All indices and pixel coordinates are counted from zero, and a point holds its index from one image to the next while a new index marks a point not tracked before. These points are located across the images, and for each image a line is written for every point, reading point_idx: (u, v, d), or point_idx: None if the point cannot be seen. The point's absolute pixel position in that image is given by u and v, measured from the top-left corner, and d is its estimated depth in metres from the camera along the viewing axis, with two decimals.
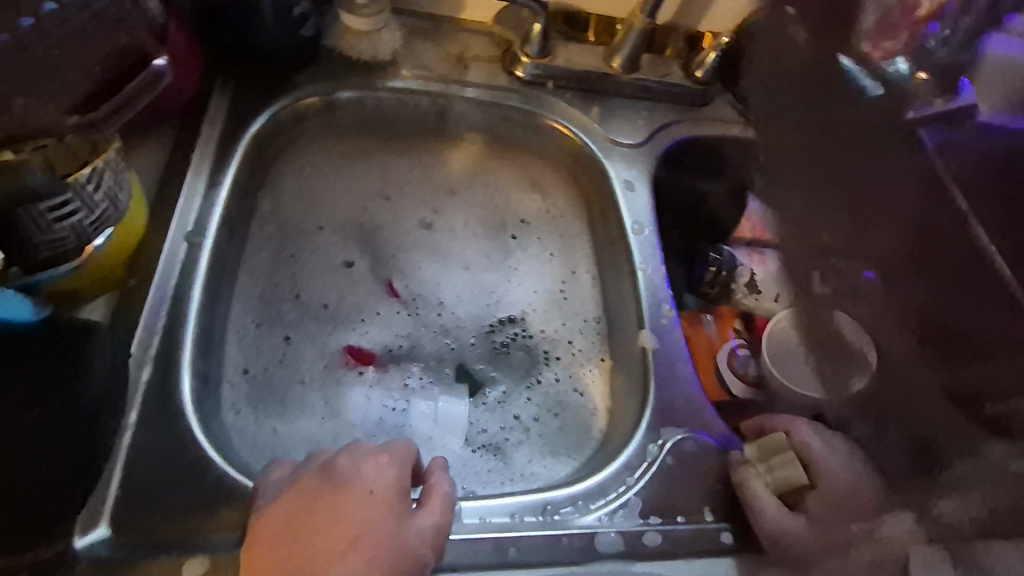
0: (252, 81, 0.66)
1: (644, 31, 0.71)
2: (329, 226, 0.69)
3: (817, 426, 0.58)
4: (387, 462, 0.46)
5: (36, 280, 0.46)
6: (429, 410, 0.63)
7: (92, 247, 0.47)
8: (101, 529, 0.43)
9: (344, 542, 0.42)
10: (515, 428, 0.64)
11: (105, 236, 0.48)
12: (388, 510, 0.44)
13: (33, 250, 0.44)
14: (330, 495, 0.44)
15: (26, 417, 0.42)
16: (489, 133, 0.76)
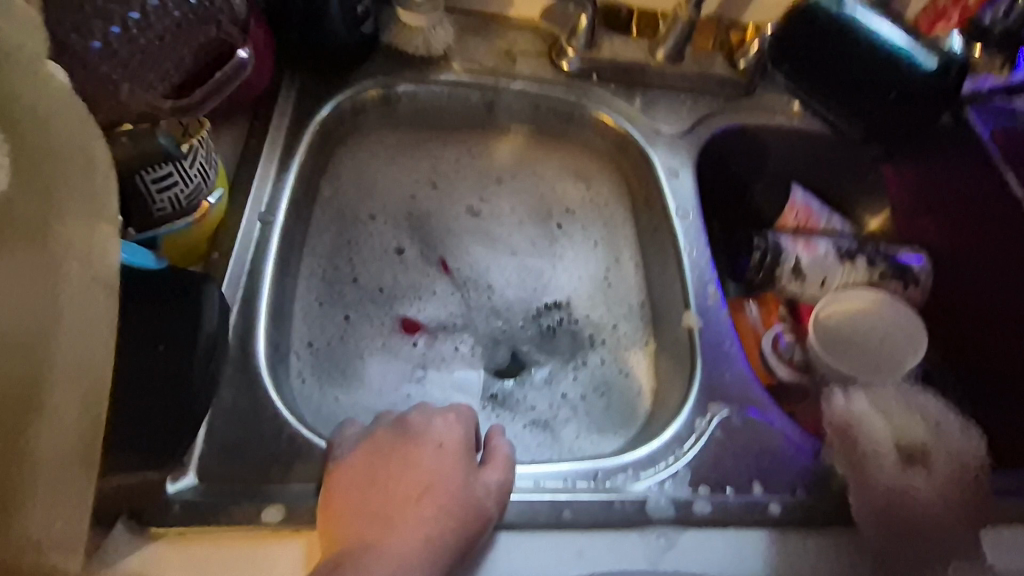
0: (317, 75, 0.71)
1: (689, 22, 0.75)
2: (383, 212, 0.73)
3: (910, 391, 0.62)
4: (455, 420, 0.51)
5: (154, 234, 0.52)
6: (444, 378, 0.65)
7: (207, 204, 0.55)
8: (190, 477, 0.46)
9: (415, 488, 0.46)
10: (564, 404, 0.66)
11: (216, 197, 0.56)
12: (457, 460, 0.48)
13: (149, 212, 0.51)
14: (401, 446, 0.49)
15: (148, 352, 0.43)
16: (534, 124, 0.79)
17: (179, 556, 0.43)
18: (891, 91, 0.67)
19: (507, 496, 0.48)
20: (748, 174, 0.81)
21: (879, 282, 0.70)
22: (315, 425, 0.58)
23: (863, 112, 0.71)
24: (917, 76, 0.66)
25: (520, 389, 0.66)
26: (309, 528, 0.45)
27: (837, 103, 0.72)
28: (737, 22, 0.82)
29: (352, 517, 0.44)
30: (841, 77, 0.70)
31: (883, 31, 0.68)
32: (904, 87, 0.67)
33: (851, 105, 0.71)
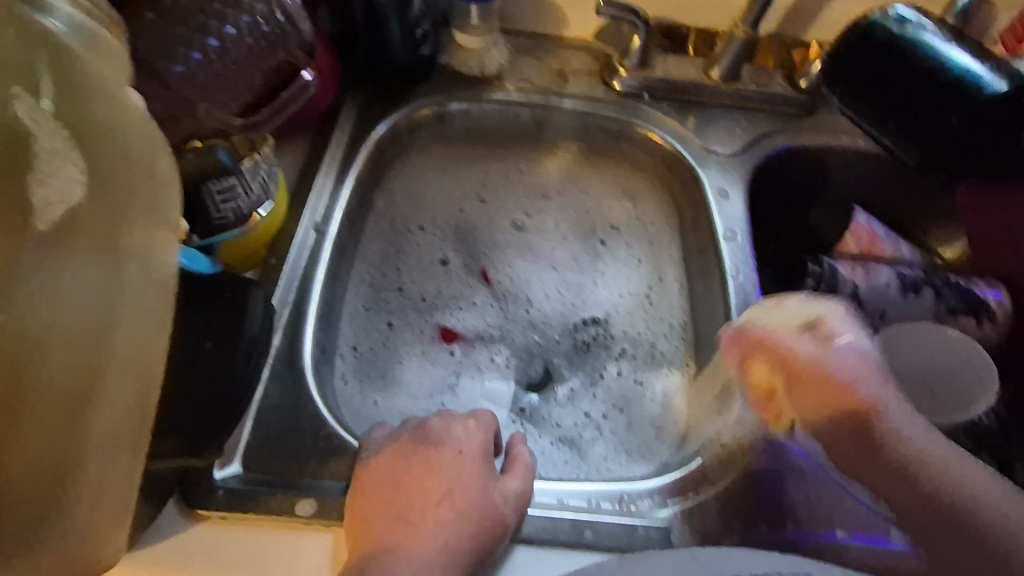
0: (379, 94, 0.75)
1: (745, 41, 0.74)
2: (430, 225, 0.76)
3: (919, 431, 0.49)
4: (474, 427, 0.53)
5: (212, 240, 0.55)
6: (475, 388, 0.67)
7: (257, 214, 0.57)
8: (235, 466, 0.50)
9: (437, 492, 0.48)
10: (589, 423, 0.65)
11: (266, 208, 0.58)
12: (476, 465, 0.50)
13: (211, 220, 0.53)
14: (425, 451, 0.50)
15: (203, 347, 0.47)
16: (584, 142, 0.80)
17: (219, 538, 0.47)
18: (951, 114, 0.53)
19: (528, 505, 0.49)
20: (808, 198, 0.80)
21: (945, 317, 0.69)
22: (353, 425, 0.60)
23: (911, 129, 0.56)
24: (974, 98, 0.53)
25: (548, 405, 0.66)
26: (336, 524, 0.48)
27: (894, 123, 0.57)
28: (798, 40, 0.79)
29: (376, 515, 0.46)
30: (893, 96, 0.56)
31: (938, 46, 0.55)
32: (967, 108, 0.53)
33: (898, 124, 0.57)
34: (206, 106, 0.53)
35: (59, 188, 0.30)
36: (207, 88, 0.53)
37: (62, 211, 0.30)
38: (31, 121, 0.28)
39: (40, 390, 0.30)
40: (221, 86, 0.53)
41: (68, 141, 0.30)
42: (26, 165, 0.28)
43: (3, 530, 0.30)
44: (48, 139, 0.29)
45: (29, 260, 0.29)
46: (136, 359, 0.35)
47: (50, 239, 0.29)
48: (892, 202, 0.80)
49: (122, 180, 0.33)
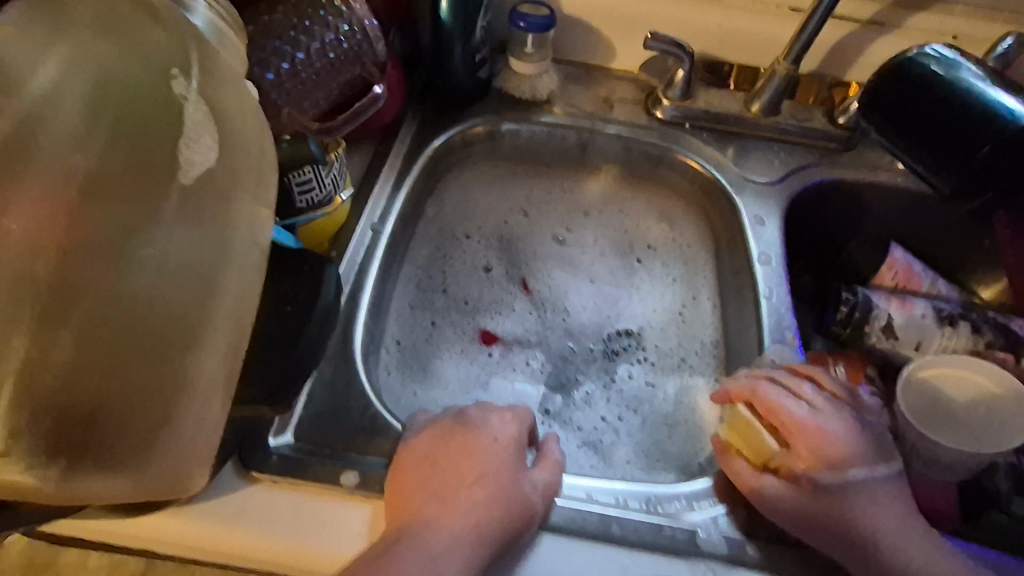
0: (437, 111, 0.81)
1: (785, 76, 0.78)
2: (476, 234, 0.80)
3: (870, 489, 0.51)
4: (511, 419, 0.55)
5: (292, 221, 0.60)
6: (508, 388, 0.70)
7: (339, 199, 0.63)
8: (287, 436, 0.53)
9: (471, 473, 0.50)
10: (608, 427, 0.67)
11: (346, 194, 0.64)
12: (510, 447, 0.53)
13: (292, 204, 0.59)
14: (463, 435, 0.53)
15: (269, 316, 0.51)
16: (626, 166, 0.84)
17: (270, 499, 0.50)
18: (982, 144, 0.56)
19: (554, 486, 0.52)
20: (845, 233, 0.82)
21: (984, 352, 0.70)
22: (394, 412, 0.64)
23: (942, 159, 0.58)
24: (1006, 131, 0.54)
25: (571, 407, 0.69)
26: (376, 497, 0.51)
27: (928, 150, 0.59)
28: (838, 80, 0.83)
29: (417, 486, 0.49)
30: (921, 130, 0.59)
31: (980, 86, 0.57)
32: (998, 141, 0.55)
33: (934, 155, 0.59)
34: (289, 110, 0.60)
35: (199, 154, 0.37)
36: (292, 94, 0.59)
37: (199, 172, 0.37)
38: (184, 97, 0.36)
39: (170, 315, 0.36)
40: (304, 94, 0.60)
41: (209, 115, 0.37)
42: (179, 134, 0.36)
43: (127, 435, 0.35)
44: (195, 113, 0.36)
45: (172, 213, 0.36)
46: (240, 308, 0.41)
47: (187, 195, 0.37)
48: (930, 239, 0.81)
49: (241, 154, 0.40)
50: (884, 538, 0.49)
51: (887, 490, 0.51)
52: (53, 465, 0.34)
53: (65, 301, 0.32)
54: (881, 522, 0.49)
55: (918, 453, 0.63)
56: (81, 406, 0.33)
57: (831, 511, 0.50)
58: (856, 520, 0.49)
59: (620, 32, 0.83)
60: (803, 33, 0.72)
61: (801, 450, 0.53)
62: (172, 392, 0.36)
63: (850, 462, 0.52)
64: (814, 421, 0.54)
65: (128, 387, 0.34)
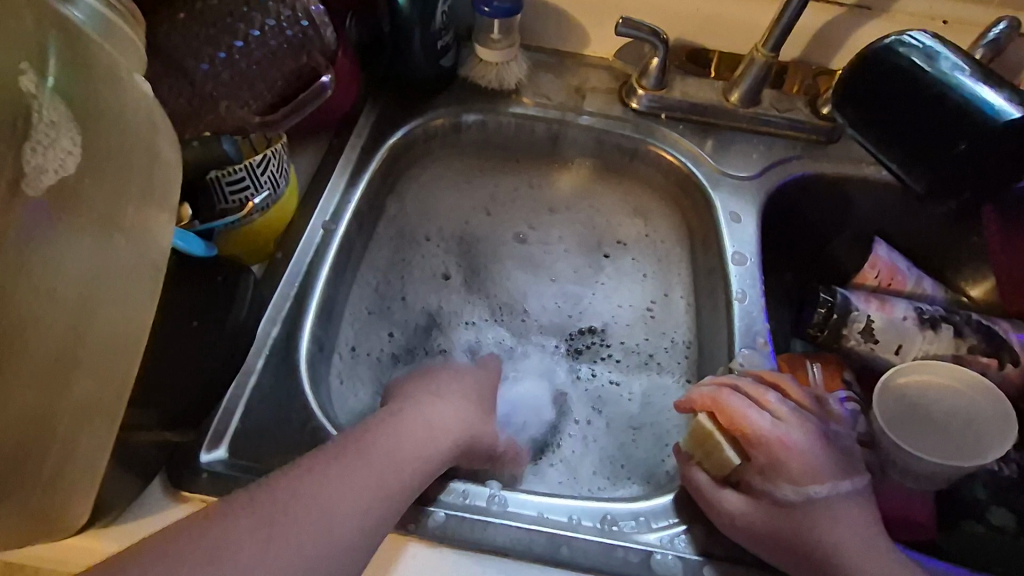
0: (398, 102, 0.77)
1: (765, 66, 0.73)
2: (438, 232, 0.77)
3: (838, 508, 0.48)
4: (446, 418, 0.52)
5: (211, 227, 0.56)
6: None
7: (252, 204, 0.57)
8: (220, 451, 0.50)
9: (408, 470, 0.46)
10: (573, 437, 0.65)
11: (262, 198, 0.58)
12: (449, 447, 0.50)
13: (217, 208, 0.56)
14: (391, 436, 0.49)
15: None
16: (598, 159, 0.80)
17: None
18: (957, 141, 0.52)
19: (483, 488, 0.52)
20: (828, 227, 0.78)
21: (966, 356, 0.66)
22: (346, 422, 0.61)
23: (914, 157, 0.55)
24: (987, 128, 0.50)
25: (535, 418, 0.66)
26: None
27: (903, 146, 0.56)
28: (822, 68, 0.78)
29: (348, 486, 0.43)
30: (894, 127, 0.56)
31: (961, 79, 0.53)
32: (976, 137, 0.51)
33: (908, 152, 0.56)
34: (227, 103, 0.55)
35: (50, 159, 0.30)
36: (231, 85, 0.55)
37: (53, 180, 0.31)
38: (35, 97, 0.30)
39: (48, 340, 0.32)
40: (244, 86, 0.55)
41: (69, 114, 0.31)
42: (25, 135, 0.29)
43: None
44: (48, 114, 0.30)
45: (28, 219, 0.29)
46: (124, 319, 0.37)
47: (46, 204, 0.30)
48: (915, 235, 0.77)
49: (116, 151, 0.35)
50: (845, 556, 0.46)
51: (849, 503, 0.48)
52: None
53: None
54: (843, 538, 0.46)
55: (894, 464, 0.60)
56: None
57: (789, 526, 0.47)
58: (816, 538, 0.46)
59: (592, 17, 0.79)
60: (785, 14, 0.67)
61: (764, 460, 0.50)
62: (39, 427, 0.32)
63: (815, 479, 0.49)
64: (779, 430, 0.51)
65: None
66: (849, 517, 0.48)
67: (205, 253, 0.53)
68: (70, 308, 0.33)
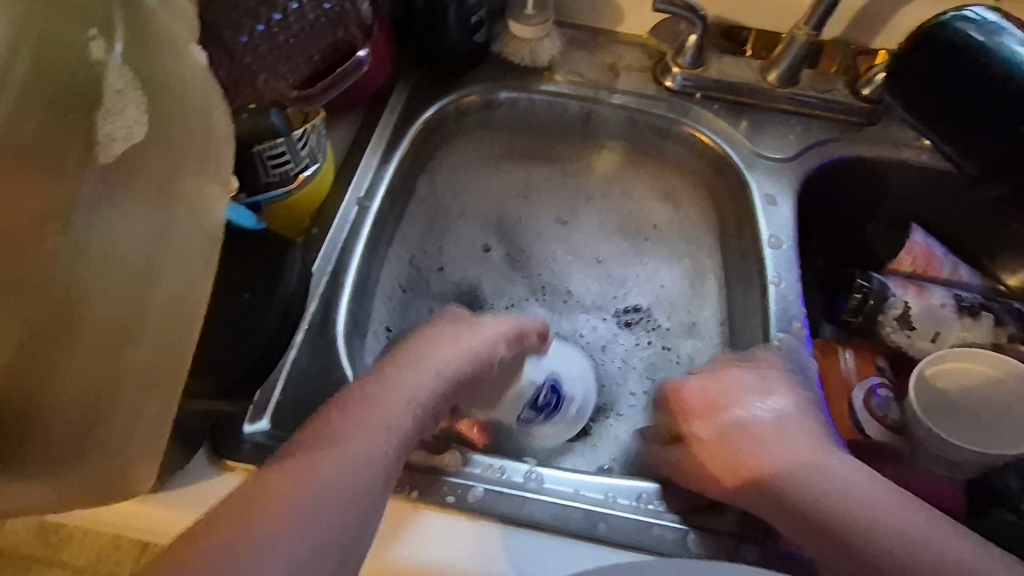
0: (429, 78, 0.76)
1: (806, 43, 0.71)
2: (473, 211, 0.77)
3: (838, 474, 0.46)
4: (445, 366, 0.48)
5: (258, 200, 0.57)
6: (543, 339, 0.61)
7: (303, 176, 0.59)
8: (262, 422, 0.51)
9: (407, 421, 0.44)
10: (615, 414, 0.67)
11: (311, 170, 0.59)
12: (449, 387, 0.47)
13: (261, 181, 0.56)
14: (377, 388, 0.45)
15: (241, 299, 0.49)
16: (631, 139, 0.79)
17: None
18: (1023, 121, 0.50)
19: (518, 465, 0.52)
20: (863, 212, 0.77)
21: (1004, 345, 0.66)
22: None
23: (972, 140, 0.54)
24: None
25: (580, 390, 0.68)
26: None
27: (961, 129, 0.54)
28: (864, 47, 0.76)
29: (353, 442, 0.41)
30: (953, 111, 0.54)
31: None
32: None
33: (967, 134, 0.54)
34: (264, 77, 0.54)
35: (120, 128, 0.32)
36: (269, 59, 0.54)
37: (123, 148, 0.33)
38: (104, 64, 0.32)
39: (107, 308, 0.33)
40: (282, 60, 0.55)
41: (135, 86, 0.33)
42: (97, 104, 0.31)
43: (54, 435, 0.32)
44: (115, 82, 0.32)
45: (94, 190, 0.32)
46: (183, 298, 0.37)
47: (111, 172, 0.32)
48: (954, 221, 0.75)
49: (185, 122, 0.36)
50: (852, 524, 0.44)
51: (847, 467, 0.47)
52: None
53: None
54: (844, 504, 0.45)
55: (928, 451, 0.60)
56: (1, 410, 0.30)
57: (783, 505, 0.46)
58: (812, 512, 0.45)
59: None
60: None
61: (742, 448, 0.50)
62: (106, 398, 0.34)
63: (794, 448, 0.48)
64: (750, 417, 0.51)
65: (58, 386, 0.32)
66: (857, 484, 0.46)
67: (257, 228, 0.53)
68: (124, 281, 0.34)
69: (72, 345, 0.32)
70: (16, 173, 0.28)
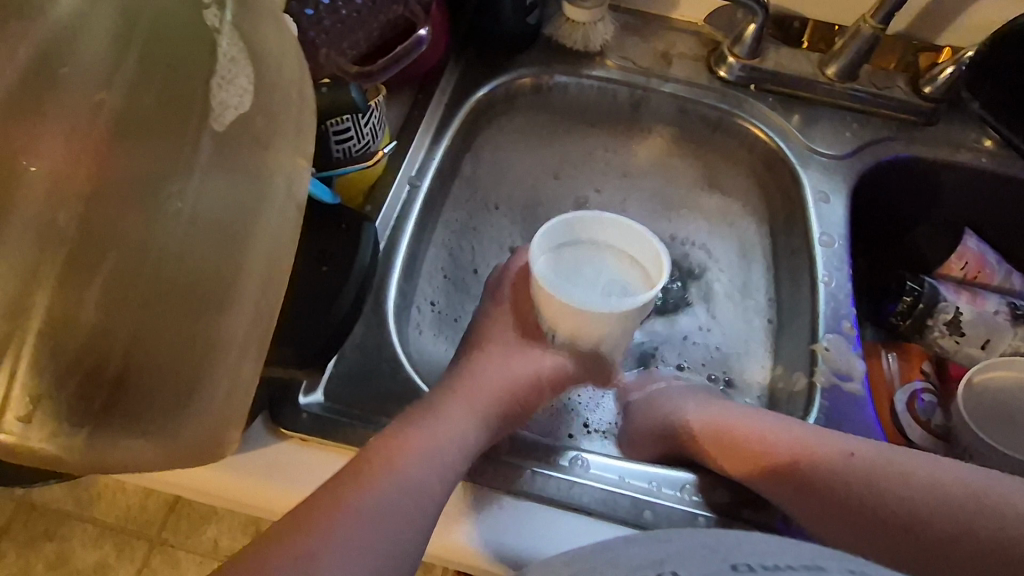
0: (481, 59, 0.75)
1: (873, 36, 0.69)
2: (504, 205, 0.75)
3: (826, 458, 0.49)
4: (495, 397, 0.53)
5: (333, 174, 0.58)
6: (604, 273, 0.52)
7: (380, 153, 0.60)
8: (317, 395, 0.52)
9: (466, 452, 0.49)
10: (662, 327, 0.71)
11: (385, 147, 0.61)
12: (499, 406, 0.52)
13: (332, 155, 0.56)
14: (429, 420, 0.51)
15: (305, 273, 0.50)
16: (680, 129, 0.78)
17: (299, 455, 0.50)
18: None
19: (563, 449, 0.53)
20: (915, 214, 0.75)
21: None
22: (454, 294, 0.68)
23: None
24: None
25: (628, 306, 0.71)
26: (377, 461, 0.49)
27: None
28: (928, 44, 0.74)
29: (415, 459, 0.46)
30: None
31: None
32: None
33: None
34: (327, 51, 0.54)
35: (234, 96, 0.36)
36: (333, 33, 0.54)
37: (235, 116, 0.36)
38: (219, 31, 0.36)
39: (204, 267, 0.36)
40: (344, 35, 0.55)
41: (243, 52, 0.36)
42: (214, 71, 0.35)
43: (163, 386, 0.35)
44: (228, 50, 0.36)
45: (206, 159, 0.36)
46: (276, 268, 0.38)
47: (223, 139, 0.36)
48: (1011, 228, 0.73)
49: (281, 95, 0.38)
50: (867, 487, 0.47)
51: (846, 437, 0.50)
52: (81, 429, 0.34)
53: (88, 252, 0.33)
54: (854, 469, 0.48)
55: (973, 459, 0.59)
56: (113, 358, 0.34)
57: (805, 486, 0.49)
58: (833, 484, 0.48)
59: None
60: None
61: (741, 447, 0.52)
62: (208, 349, 0.36)
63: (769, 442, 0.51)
64: (736, 413, 0.55)
65: (159, 339, 0.35)
66: (847, 462, 0.49)
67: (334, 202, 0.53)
68: (217, 236, 0.36)
69: (178, 296, 0.35)
70: (137, 132, 0.34)
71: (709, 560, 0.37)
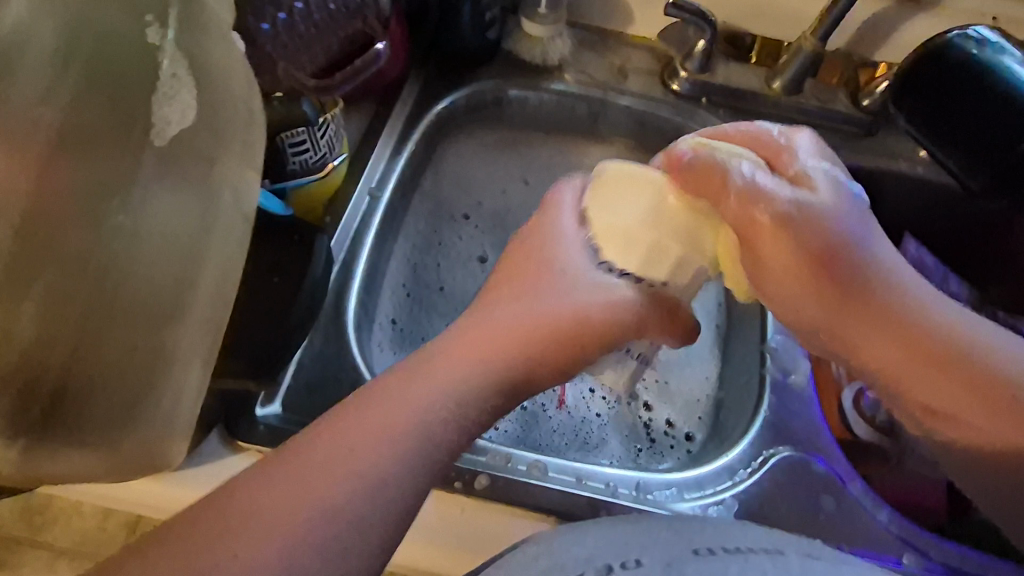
0: (443, 72, 0.77)
1: (811, 54, 0.73)
2: (467, 217, 0.76)
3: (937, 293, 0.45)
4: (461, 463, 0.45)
5: (284, 186, 0.58)
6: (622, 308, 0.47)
7: (330, 165, 0.60)
8: (274, 405, 0.52)
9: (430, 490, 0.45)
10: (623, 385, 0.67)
11: (339, 159, 0.61)
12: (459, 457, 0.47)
13: (285, 167, 0.57)
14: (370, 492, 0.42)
15: (266, 283, 0.51)
16: (637, 140, 0.81)
17: (256, 465, 0.50)
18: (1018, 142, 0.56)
19: (519, 457, 0.53)
20: None
21: None
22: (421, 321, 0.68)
23: (970, 151, 0.59)
24: None
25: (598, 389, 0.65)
26: None
27: (957, 147, 0.60)
28: (865, 60, 0.78)
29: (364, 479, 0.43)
30: (946, 119, 0.60)
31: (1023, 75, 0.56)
32: None
33: (965, 150, 0.60)
34: (284, 64, 0.54)
35: (174, 113, 0.37)
36: (288, 47, 0.54)
37: (175, 130, 0.38)
38: (159, 47, 0.37)
39: (149, 283, 0.38)
40: (301, 47, 0.55)
41: (187, 71, 0.38)
42: (157, 88, 0.36)
43: (112, 400, 0.38)
44: (171, 68, 0.37)
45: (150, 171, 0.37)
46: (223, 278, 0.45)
47: (165, 153, 0.37)
48: (944, 233, 0.78)
49: (224, 111, 0.42)
50: (944, 343, 0.43)
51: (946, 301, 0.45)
52: (17, 441, 0.35)
53: (23, 265, 0.31)
54: (947, 322, 0.43)
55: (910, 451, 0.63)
56: (50, 373, 0.34)
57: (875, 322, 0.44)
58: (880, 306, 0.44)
59: None
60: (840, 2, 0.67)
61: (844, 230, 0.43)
62: (155, 360, 0.40)
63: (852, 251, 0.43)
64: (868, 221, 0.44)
65: (105, 353, 0.37)
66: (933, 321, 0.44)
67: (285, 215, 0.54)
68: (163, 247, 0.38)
69: (119, 303, 0.36)
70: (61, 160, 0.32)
71: (673, 547, 0.39)
